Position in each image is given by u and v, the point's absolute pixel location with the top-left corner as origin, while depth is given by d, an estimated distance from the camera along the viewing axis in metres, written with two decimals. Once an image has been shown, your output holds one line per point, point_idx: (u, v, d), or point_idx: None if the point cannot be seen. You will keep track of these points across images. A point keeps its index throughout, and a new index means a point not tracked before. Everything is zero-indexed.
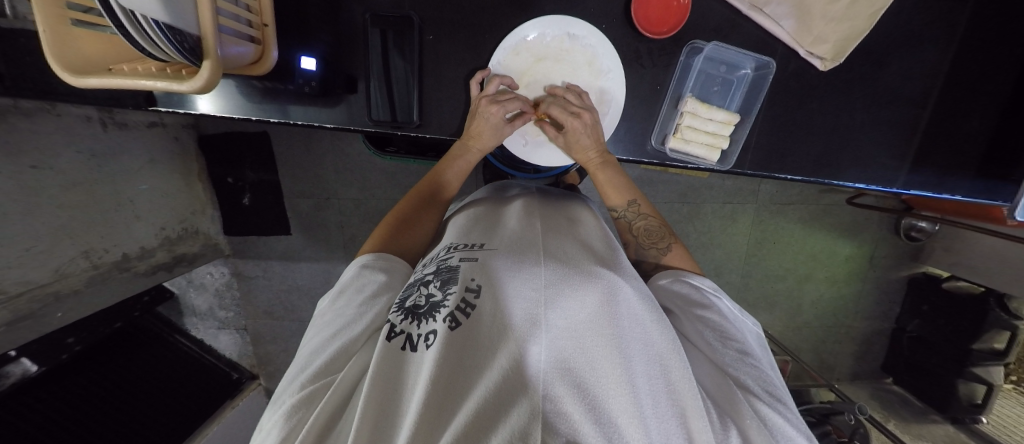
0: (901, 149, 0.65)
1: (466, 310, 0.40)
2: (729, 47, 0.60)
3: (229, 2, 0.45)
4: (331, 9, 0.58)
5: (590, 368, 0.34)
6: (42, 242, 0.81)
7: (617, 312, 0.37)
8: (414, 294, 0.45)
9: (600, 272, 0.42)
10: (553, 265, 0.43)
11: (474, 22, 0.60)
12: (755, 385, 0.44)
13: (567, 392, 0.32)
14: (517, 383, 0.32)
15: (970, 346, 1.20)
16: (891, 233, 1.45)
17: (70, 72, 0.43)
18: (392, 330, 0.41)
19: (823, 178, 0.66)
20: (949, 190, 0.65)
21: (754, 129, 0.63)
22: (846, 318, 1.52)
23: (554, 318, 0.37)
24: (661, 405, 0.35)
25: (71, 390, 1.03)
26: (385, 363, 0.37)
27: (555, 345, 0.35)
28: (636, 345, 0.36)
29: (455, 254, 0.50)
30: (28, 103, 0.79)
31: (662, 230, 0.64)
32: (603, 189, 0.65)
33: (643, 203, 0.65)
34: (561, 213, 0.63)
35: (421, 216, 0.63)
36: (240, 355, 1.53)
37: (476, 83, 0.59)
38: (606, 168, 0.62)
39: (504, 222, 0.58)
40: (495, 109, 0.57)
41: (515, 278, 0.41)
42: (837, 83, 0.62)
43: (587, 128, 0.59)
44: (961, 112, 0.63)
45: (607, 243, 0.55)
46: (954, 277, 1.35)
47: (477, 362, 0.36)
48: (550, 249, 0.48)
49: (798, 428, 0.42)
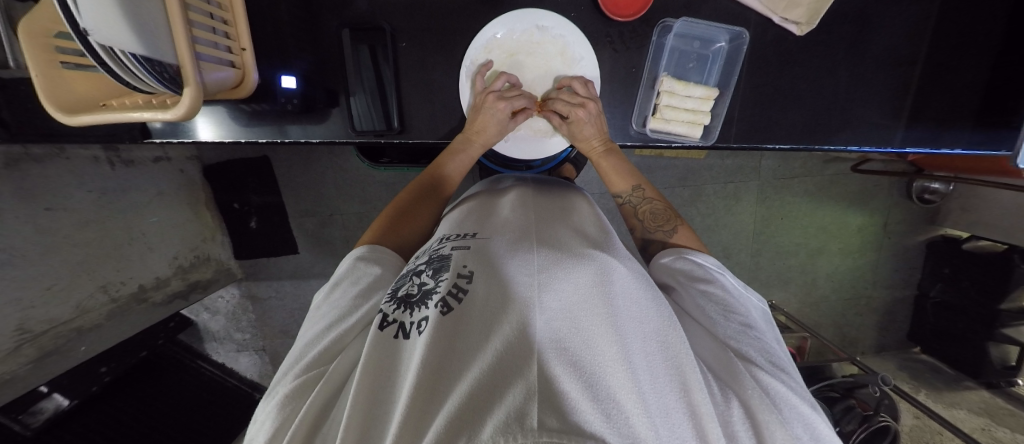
0: (893, 107, 0.64)
1: (458, 294, 0.41)
2: (698, 21, 0.60)
3: (206, 31, 0.47)
4: (305, 26, 0.60)
5: (586, 346, 0.33)
6: (62, 279, 0.85)
7: (610, 293, 0.38)
8: (407, 283, 0.46)
9: (591, 256, 0.43)
10: (545, 252, 0.44)
11: (445, 25, 0.61)
12: (760, 355, 0.43)
13: (565, 370, 0.30)
14: (514, 362, 0.31)
15: (997, 306, 1.16)
16: (903, 197, 1.40)
17: (62, 111, 0.45)
18: (385, 319, 0.41)
19: (813, 145, 0.65)
20: (948, 144, 0.64)
21: (735, 102, 0.62)
22: (865, 289, 1.48)
23: (548, 300, 0.36)
24: (659, 381, 0.34)
25: (102, 421, 1.06)
26: (379, 351, 0.38)
27: (550, 325, 0.34)
28: (629, 324, 0.36)
29: (448, 244, 0.51)
30: (38, 149, 0.84)
31: (668, 212, 0.63)
32: (605, 176, 0.65)
33: (648, 188, 0.65)
34: (556, 201, 0.63)
35: (416, 208, 0.63)
36: (261, 375, 1.57)
37: (481, 79, 0.60)
38: (608, 156, 0.63)
39: (497, 212, 0.58)
40: (501, 106, 0.58)
41: (510, 266, 0.41)
42: (816, 46, 0.61)
43: (592, 118, 0.60)
44: (951, 63, 0.61)
45: (600, 227, 0.55)
46: (974, 237, 1.29)
47: (471, 347, 0.35)
48: (542, 236, 0.48)
49: (805, 397, 0.41)
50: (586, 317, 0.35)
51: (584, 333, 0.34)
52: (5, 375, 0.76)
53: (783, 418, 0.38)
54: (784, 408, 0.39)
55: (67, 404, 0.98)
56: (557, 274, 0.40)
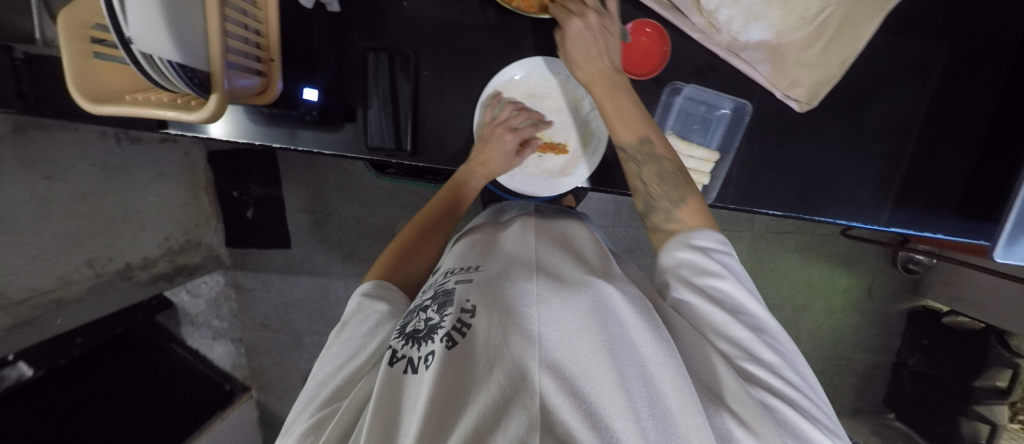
0: (881, 188, 0.67)
1: (462, 330, 0.40)
2: (706, 89, 0.64)
3: (238, 41, 0.48)
4: (334, 44, 0.62)
5: (584, 375, 0.34)
6: (49, 250, 0.84)
7: (608, 319, 0.39)
8: (414, 319, 0.46)
9: (588, 283, 0.44)
10: (544, 279, 0.45)
11: (468, 60, 0.64)
12: (770, 375, 0.39)
13: (563, 400, 0.31)
14: (515, 396, 0.32)
15: (972, 382, 1.19)
16: (888, 265, 1.44)
17: (83, 96, 0.46)
18: (394, 355, 0.41)
19: (805, 213, 0.67)
20: (931, 228, 0.68)
21: (733, 166, 0.65)
22: (846, 350, 1.50)
23: (546, 331, 0.37)
24: (664, 409, 0.33)
25: (66, 396, 1.02)
26: (388, 388, 0.37)
27: (549, 354, 0.35)
28: (629, 351, 0.37)
29: (453, 278, 0.51)
30: (49, 119, 0.85)
31: (678, 177, 0.56)
32: (611, 123, 0.57)
33: (658, 143, 0.57)
34: (558, 229, 0.63)
35: (431, 238, 0.68)
36: (234, 366, 1.53)
37: (490, 108, 0.63)
38: (614, 93, 0.57)
39: (502, 244, 0.59)
40: (511, 137, 0.63)
41: (510, 295, 0.42)
42: (816, 123, 0.65)
43: (590, 32, 0.56)
44: (938, 155, 0.65)
45: (603, 257, 0.55)
46: (953, 312, 1.32)
47: (475, 378, 0.35)
48: (544, 264, 0.50)
49: (825, 426, 0.38)
50: (583, 345, 0.36)
51: (581, 362, 0.35)
52: None
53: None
54: None
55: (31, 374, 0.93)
56: (556, 302, 0.41)
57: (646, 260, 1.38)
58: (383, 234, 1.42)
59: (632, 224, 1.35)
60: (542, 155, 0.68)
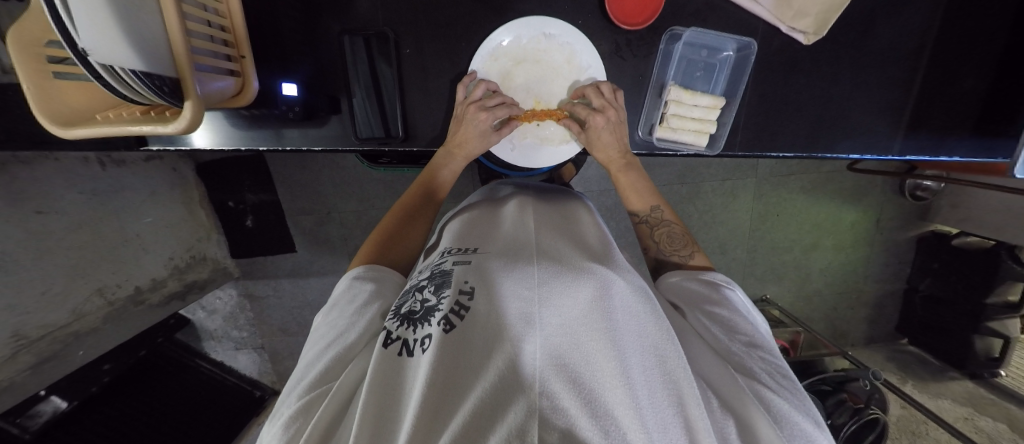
0: (894, 116, 0.65)
1: (460, 312, 0.38)
2: (707, 31, 0.60)
3: (202, 40, 0.45)
4: (309, 32, 0.59)
5: (586, 362, 0.32)
6: (55, 284, 0.83)
7: (610, 307, 0.36)
8: (409, 301, 0.44)
9: (592, 268, 0.40)
10: (546, 265, 0.41)
11: (450, 30, 0.60)
12: (762, 372, 0.43)
13: (563, 388, 0.30)
14: (515, 382, 0.31)
15: (983, 300, 1.20)
16: (896, 194, 1.42)
17: (55, 124, 0.44)
18: (389, 336, 0.40)
19: (817, 152, 0.66)
20: (948, 151, 0.66)
21: (740, 111, 0.63)
22: (858, 283, 1.51)
23: (547, 315, 0.35)
24: (659, 396, 0.33)
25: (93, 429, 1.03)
26: (382, 370, 0.36)
27: (550, 342, 0.33)
28: (630, 338, 0.35)
29: (449, 258, 0.49)
30: (27, 151, 0.81)
31: (684, 238, 0.61)
32: (622, 192, 0.64)
33: (666, 210, 0.63)
34: (556, 211, 0.61)
35: (416, 218, 0.64)
36: (260, 372, 1.56)
37: (464, 87, 0.59)
38: (628, 170, 0.63)
39: (497, 224, 0.57)
40: (484, 116, 0.58)
41: (508, 279, 0.39)
42: (824, 53, 0.62)
43: (611, 127, 0.60)
44: (954, 74, 0.63)
45: (603, 239, 0.53)
46: (963, 233, 1.33)
47: (473, 364, 0.34)
48: (543, 248, 0.46)
49: (808, 413, 0.40)
50: (585, 332, 0.34)
51: (583, 349, 0.33)
52: (4, 382, 0.76)
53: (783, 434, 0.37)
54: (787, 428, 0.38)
55: (65, 406, 0.97)
56: (558, 287, 0.38)
57: None
58: None
59: None
60: (540, 123, 0.64)
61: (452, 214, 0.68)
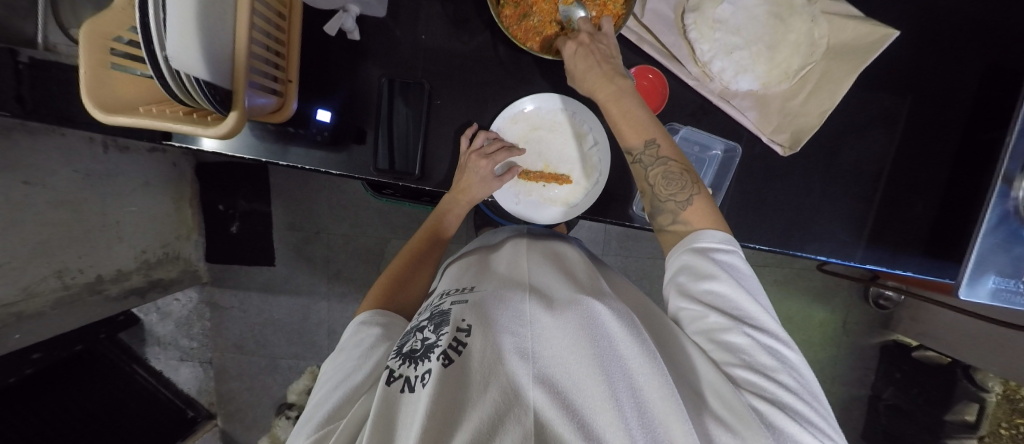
0: (856, 227, 0.73)
1: (459, 348, 0.39)
2: (701, 131, 0.70)
3: (259, 62, 0.50)
4: (351, 71, 0.65)
5: (576, 389, 0.34)
6: (18, 258, 0.79)
7: (597, 335, 0.38)
8: (411, 340, 0.45)
9: (579, 300, 0.43)
10: (537, 301, 0.44)
11: (479, 91, 0.68)
12: (757, 374, 0.41)
13: (556, 413, 0.31)
14: (509, 414, 0.32)
15: (943, 417, 1.27)
16: (861, 299, 1.51)
17: (99, 108, 0.46)
18: (391, 374, 0.40)
19: (789, 249, 0.73)
20: (902, 266, 0.73)
21: (724, 202, 0.71)
22: (826, 383, 1.53)
23: (540, 348, 0.37)
24: (648, 417, 0.33)
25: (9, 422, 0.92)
26: (384, 407, 0.36)
27: (542, 372, 0.35)
28: (618, 363, 0.36)
29: (448, 299, 0.51)
30: (36, 123, 0.82)
31: (686, 178, 0.55)
32: (617, 126, 0.59)
33: (665, 142, 0.56)
34: (546, 249, 0.65)
35: (424, 260, 0.68)
36: (199, 391, 1.43)
37: (467, 138, 0.66)
38: (619, 101, 0.58)
39: (494, 266, 0.59)
40: (484, 163, 0.63)
41: (503, 314, 0.42)
42: (798, 166, 0.71)
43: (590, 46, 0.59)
44: (908, 199, 0.72)
45: (592, 276, 0.56)
46: (922, 347, 1.39)
47: (470, 396, 0.34)
48: (536, 285, 0.49)
49: (814, 425, 0.39)
50: (576, 360, 0.36)
51: (574, 378, 0.35)
52: None
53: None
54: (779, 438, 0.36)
55: None
56: (548, 321, 0.40)
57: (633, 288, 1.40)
58: (372, 254, 1.40)
59: (620, 252, 1.38)
60: (547, 184, 0.69)
61: (455, 257, 0.70)
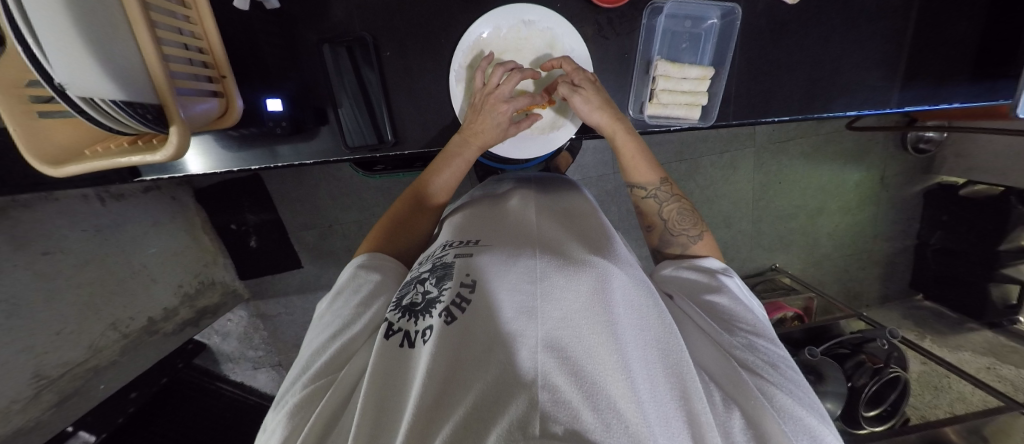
0: (889, 67, 0.64)
1: (461, 305, 0.38)
2: (689, 1, 0.59)
3: (180, 64, 0.45)
4: (287, 46, 0.58)
5: (586, 354, 0.32)
6: (70, 323, 0.83)
7: (611, 298, 0.36)
8: (411, 292, 0.44)
9: (593, 260, 0.40)
10: (547, 257, 0.41)
11: (431, 27, 0.60)
12: (762, 365, 0.42)
13: (565, 382, 0.30)
14: (514, 378, 0.31)
15: (997, 248, 1.18)
16: (898, 149, 1.40)
17: (48, 164, 0.45)
18: (390, 327, 0.40)
19: (813, 112, 0.65)
20: (946, 99, 0.65)
21: (731, 80, 0.63)
22: (867, 243, 1.50)
23: (548, 309, 0.35)
24: (659, 389, 0.33)
25: None
26: (383, 361, 0.37)
27: (550, 335, 0.33)
28: (629, 331, 0.35)
29: (450, 251, 0.49)
30: (26, 195, 0.81)
31: (693, 215, 0.60)
32: (628, 166, 0.61)
33: (672, 184, 0.62)
34: (561, 204, 0.60)
35: (425, 207, 0.61)
36: (281, 389, 1.59)
37: (482, 74, 0.59)
38: (630, 142, 0.59)
39: (494, 217, 0.56)
40: (504, 108, 0.58)
41: (505, 273, 0.40)
42: (811, 12, 0.61)
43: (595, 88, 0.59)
44: (949, 16, 0.61)
45: (602, 228, 0.52)
46: (969, 183, 1.30)
47: (475, 355, 0.34)
48: (544, 242, 0.46)
49: (813, 409, 0.40)
50: (585, 323, 0.34)
51: (584, 342, 0.33)
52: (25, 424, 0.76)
53: (787, 428, 0.36)
54: (787, 418, 0.37)
55: (95, 439, 0.96)
56: (558, 280, 0.37)
57: None
58: None
59: None
60: (539, 112, 0.65)
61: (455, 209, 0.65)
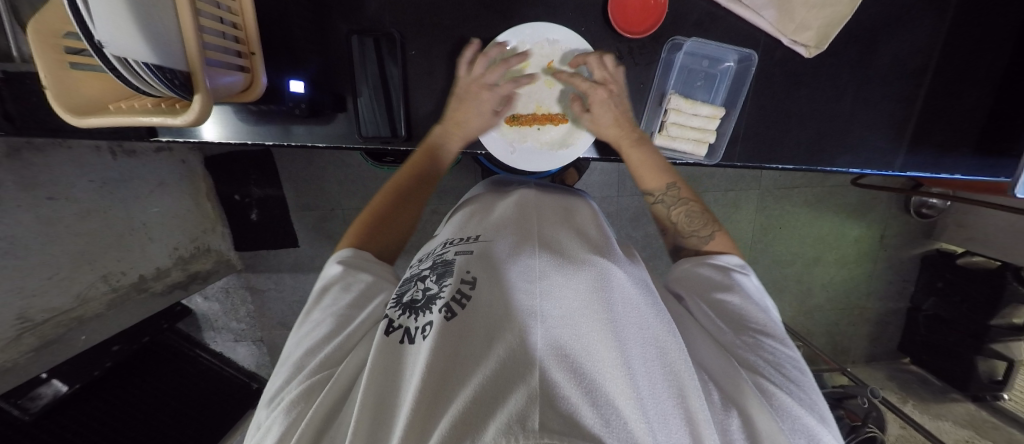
0: (895, 130, 0.66)
1: (461, 301, 0.40)
2: (708, 42, 0.62)
3: (216, 37, 0.47)
4: (318, 31, 0.61)
5: (586, 352, 0.32)
6: (62, 269, 0.83)
7: (611, 298, 0.37)
8: (411, 289, 0.46)
9: (592, 261, 0.42)
10: (547, 256, 0.43)
11: (458, 32, 0.62)
12: (769, 366, 0.43)
13: (565, 376, 0.29)
14: (514, 369, 0.30)
15: (986, 321, 1.18)
16: (901, 210, 1.42)
17: (68, 111, 0.46)
18: (391, 324, 0.41)
19: (816, 165, 0.67)
20: (948, 170, 0.66)
21: (740, 121, 0.65)
22: (860, 299, 1.50)
23: (549, 307, 0.36)
24: (658, 387, 0.33)
25: (83, 412, 1.01)
26: (383, 356, 0.37)
27: (551, 329, 0.33)
28: (629, 330, 0.35)
29: (452, 249, 0.51)
30: (41, 139, 0.83)
31: (706, 216, 0.60)
32: (638, 172, 0.62)
33: (683, 187, 0.61)
34: (559, 203, 0.61)
35: (406, 202, 0.63)
36: (259, 366, 1.58)
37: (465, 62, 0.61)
38: (640, 147, 0.61)
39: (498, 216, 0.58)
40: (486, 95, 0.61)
41: (512, 269, 0.41)
42: (825, 68, 0.63)
43: (611, 101, 0.61)
44: (959, 88, 0.63)
45: (601, 231, 0.54)
46: (968, 252, 1.31)
47: (473, 351, 0.34)
48: (546, 240, 0.48)
49: (813, 410, 0.40)
50: (586, 323, 0.34)
51: (584, 339, 0.33)
52: (5, 363, 0.76)
53: (784, 428, 0.37)
54: (786, 419, 0.38)
55: (66, 390, 0.96)
56: (558, 279, 0.39)
57: (652, 228, 1.36)
58: None
59: (636, 193, 1.33)
60: (541, 127, 0.65)
61: (459, 206, 0.68)
